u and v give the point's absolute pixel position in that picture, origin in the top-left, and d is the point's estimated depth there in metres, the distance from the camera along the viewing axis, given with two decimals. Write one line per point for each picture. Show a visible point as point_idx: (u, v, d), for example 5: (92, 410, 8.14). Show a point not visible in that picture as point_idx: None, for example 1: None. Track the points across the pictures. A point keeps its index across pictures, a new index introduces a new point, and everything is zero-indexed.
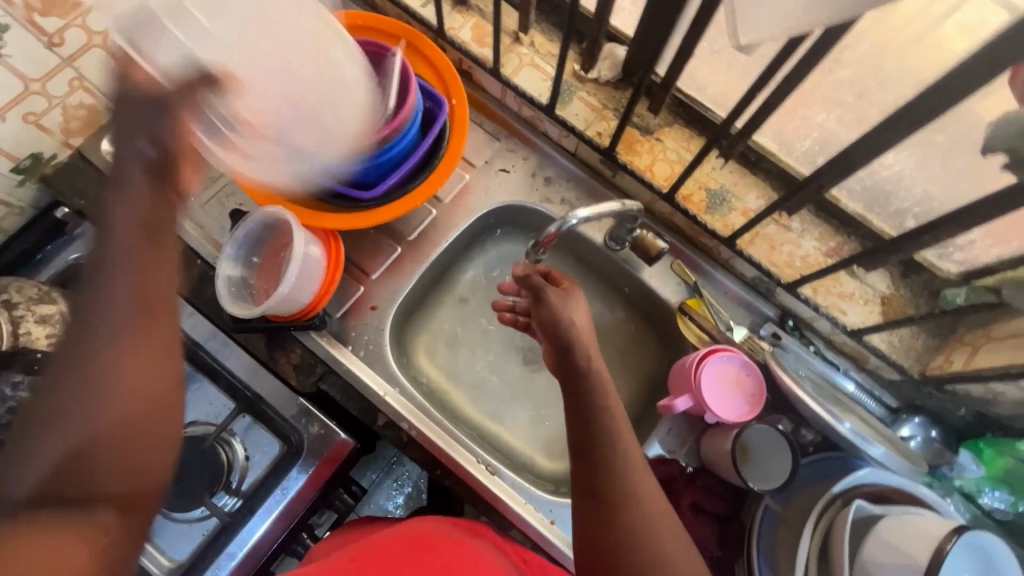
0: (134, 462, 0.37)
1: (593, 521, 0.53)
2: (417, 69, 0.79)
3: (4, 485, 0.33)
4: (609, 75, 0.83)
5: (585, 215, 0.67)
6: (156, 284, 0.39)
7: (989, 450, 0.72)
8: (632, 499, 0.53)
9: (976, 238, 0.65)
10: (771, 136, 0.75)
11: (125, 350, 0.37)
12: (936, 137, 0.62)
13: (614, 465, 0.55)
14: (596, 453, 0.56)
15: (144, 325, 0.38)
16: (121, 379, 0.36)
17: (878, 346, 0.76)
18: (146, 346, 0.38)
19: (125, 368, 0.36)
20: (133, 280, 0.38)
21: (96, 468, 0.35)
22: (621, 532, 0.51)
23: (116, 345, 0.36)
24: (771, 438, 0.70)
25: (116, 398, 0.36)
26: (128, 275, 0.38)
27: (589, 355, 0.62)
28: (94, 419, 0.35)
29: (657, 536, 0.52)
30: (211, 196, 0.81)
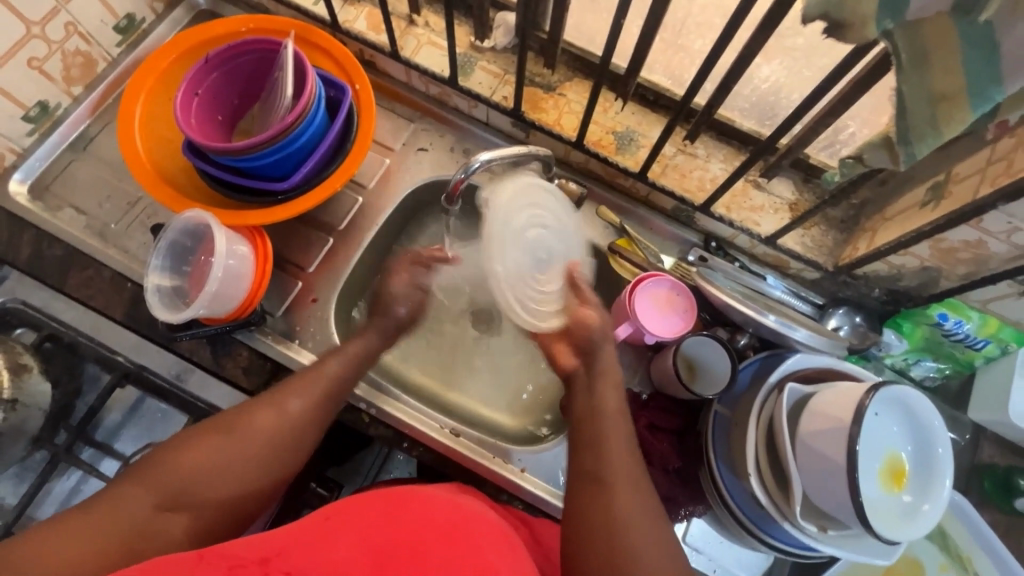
0: (274, 454, 0.62)
1: (580, 488, 0.61)
2: (317, 61, 0.83)
3: (236, 424, 0.62)
4: (505, 42, 0.87)
5: (488, 159, 0.70)
6: (346, 384, 0.70)
7: (907, 323, 0.78)
8: (613, 462, 0.61)
9: (855, 127, 0.74)
10: (661, 72, 0.80)
11: (322, 406, 0.67)
12: (795, 41, 0.73)
13: (602, 432, 0.64)
14: (586, 423, 0.66)
15: (334, 391, 0.69)
16: (311, 422, 0.65)
17: (793, 248, 0.80)
18: (334, 402, 0.68)
19: (316, 419, 0.66)
20: (342, 379, 0.70)
21: (265, 438, 0.62)
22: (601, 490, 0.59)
23: (321, 400, 0.67)
24: (708, 347, 0.76)
25: (295, 432, 0.64)
26: (336, 380, 0.69)
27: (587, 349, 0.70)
28: (279, 435, 0.63)
29: (630, 492, 0.60)
30: (132, 219, 0.84)
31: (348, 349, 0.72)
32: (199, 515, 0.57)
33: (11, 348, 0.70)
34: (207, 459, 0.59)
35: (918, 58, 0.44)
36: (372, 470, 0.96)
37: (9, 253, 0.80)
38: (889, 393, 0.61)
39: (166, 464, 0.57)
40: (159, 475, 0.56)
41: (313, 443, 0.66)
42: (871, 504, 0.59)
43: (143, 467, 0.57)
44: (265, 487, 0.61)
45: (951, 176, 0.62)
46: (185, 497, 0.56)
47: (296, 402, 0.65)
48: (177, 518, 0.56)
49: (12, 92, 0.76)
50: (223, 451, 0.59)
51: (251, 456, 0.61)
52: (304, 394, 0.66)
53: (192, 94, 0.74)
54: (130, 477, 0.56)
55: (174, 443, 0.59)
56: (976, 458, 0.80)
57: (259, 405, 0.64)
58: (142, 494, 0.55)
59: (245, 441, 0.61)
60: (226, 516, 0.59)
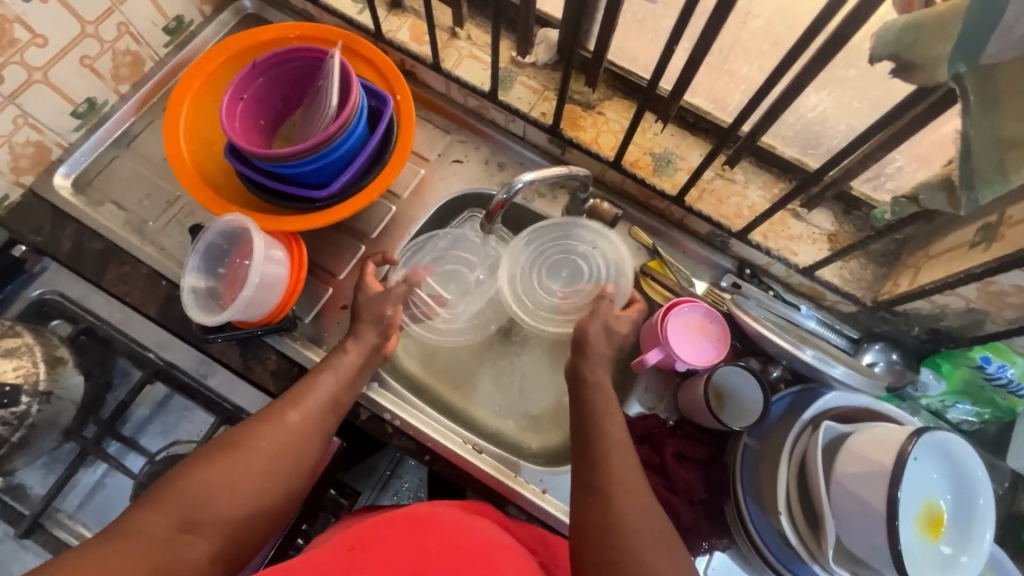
0: (280, 468, 0.62)
1: (590, 518, 0.59)
2: (360, 71, 0.83)
3: (240, 441, 0.62)
4: (546, 58, 0.87)
5: (530, 179, 0.70)
6: (343, 395, 0.70)
7: (946, 364, 0.76)
8: (623, 492, 0.59)
9: (903, 163, 0.70)
10: (703, 96, 0.80)
11: (322, 419, 0.67)
12: (847, 72, 0.67)
13: (607, 460, 0.62)
14: (597, 451, 0.63)
15: (333, 403, 0.69)
16: (312, 435, 0.66)
17: (830, 280, 0.79)
18: (334, 413, 0.69)
19: (319, 431, 0.66)
20: (341, 388, 0.70)
21: (269, 454, 0.62)
22: (616, 521, 0.57)
23: (321, 411, 0.67)
24: (740, 376, 0.75)
25: (298, 445, 0.64)
26: (336, 391, 0.69)
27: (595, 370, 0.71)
28: (282, 451, 0.63)
29: (648, 513, 0.58)
30: (170, 218, 0.85)
31: (341, 356, 0.72)
32: (218, 537, 0.57)
33: (49, 341, 0.71)
34: (214, 480, 0.58)
35: (989, 102, 0.44)
36: (385, 474, 0.95)
37: (50, 245, 0.81)
38: (931, 439, 0.59)
39: (176, 487, 0.57)
40: (173, 500, 0.56)
41: (316, 457, 0.66)
42: (909, 553, 0.57)
43: (156, 493, 0.56)
44: (277, 504, 0.61)
45: (1004, 218, 0.60)
46: (202, 519, 0.56)
47: (295, 414, 0.65)
48: (196, 542, 0.55)
49: (62, 88, 0.78)
50: (229, 470, 0.59)
51: (258, 475, 0.60)
52: (304, 407, 0.66)
53: (237, 99, 0.75)
54: (143, 505, 0.55)
55: (181, 469, 0.58)
56: (1013, 507, 0.77)
57: (260, 420, 0.64)
58: (160, 518, 0.54)
59: (250, 457, 0.61)
60: (241, 534, 0.59)
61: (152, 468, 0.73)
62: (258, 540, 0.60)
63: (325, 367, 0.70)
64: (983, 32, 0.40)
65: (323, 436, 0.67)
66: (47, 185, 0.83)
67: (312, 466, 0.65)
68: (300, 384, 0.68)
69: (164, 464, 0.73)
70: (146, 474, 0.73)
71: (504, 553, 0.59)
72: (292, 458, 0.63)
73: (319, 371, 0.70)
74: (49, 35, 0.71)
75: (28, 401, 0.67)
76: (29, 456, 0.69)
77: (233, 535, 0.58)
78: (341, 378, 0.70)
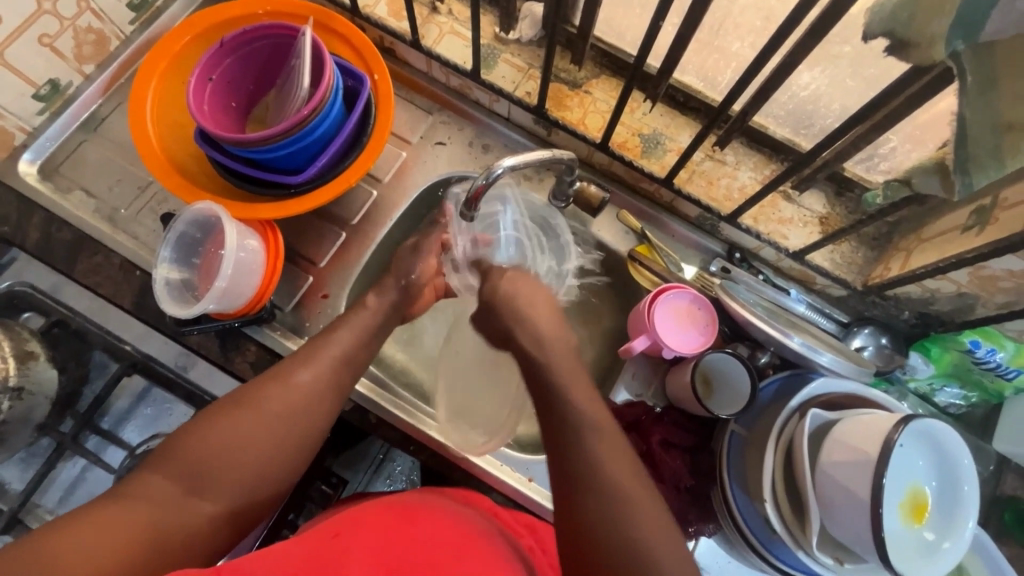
0: (288, 429, 0.60)
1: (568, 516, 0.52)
2: (335, 48, 0.79)
3: (249, 401, 0.60)
4: (531, 34, 0.84)
5: (511, 164, 0.68)
6: (356, 354, 0.68)
7: (935, 348, 0.75)
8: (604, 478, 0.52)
9: (896, 143, 0.68)
10: (693, 73, 0.77)
11: (333, 379, 0.65)
12: (842, 49, 0.64)
13: (590, 439, 0.54)
14: (565, 434, 0.55)
15: (345, 362, 0.67)
16: (322, 395, 0.63)
17: (821, 264, 0.77)
18: (344, 374, 0.67)
19: (330, 391, 0.64)
20: (350, 353, 0.68)
21: (277, 416, 0.60)
22: (596, 505, 0.51)
23: (331, 371, 0.65)
24: (728, 364, 0.74)
25: (308, 405, 0.62)
26: (345, 351, 0.67)
27: (538, 337, 0.63)
28: (292, 410, 0.61)
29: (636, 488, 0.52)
30: (143, 205, 0.82)
31: (355, 317, 0.71)
32: (226, 499, 0.55)
33: (18, 335, 0.69)
34: (220, 440, 0.56)
35: (986, 82, 0.43)
36: (376, 458, 0.91)
37: (17, 235, 0.78)
38: (920, 426, 0.58)
39: (182, 448, 0.56)
40: (179, 460, 0.55)
41: (327, 417, 0.64)
42: (893, 539, 0.57)
43: (164, 454, 0.55)
44: (286, 465, 0.60)
45: (998, 200, 0.58)
46: (211, 481, 0.55)
47: (305, 373, 0.63)
48: (203, 503, 0.54)
49: (22, 70, 0.73)
50: (236, 429, 0.57)
51: (266, 434, 0.59)
52: (313, 366, 0.64)
53: (205, 80, 0.71)
54: (149, 465, 0.54)
55: (189, 427, 0.57)
56: (998, 490, 0.78)
57: (270, 379, 0.62)
58: (167, 479, 0.53)
59: (259, 416, 0.59)
60: (252, 496, 0.58)
61: (133, 462, 0.72)
62: (269, 502, 0.59)
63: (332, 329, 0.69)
64: (982, 10, 0.39)
65: (332, 399, 0.65)
66: (12, 172, 0.79)
67: (323, 425, 0.63)
68: (307, 345, 0.66)
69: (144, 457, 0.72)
70: (127, 468, 0.71)
71: (492, 542, 0.58)
72: (300, 420, 0.61)
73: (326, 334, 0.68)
74: (3, 12, 0.67)
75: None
76: (4, 452, 0.67)
77: (244, 495, 0.57)
78: (348, 343, 0.68)
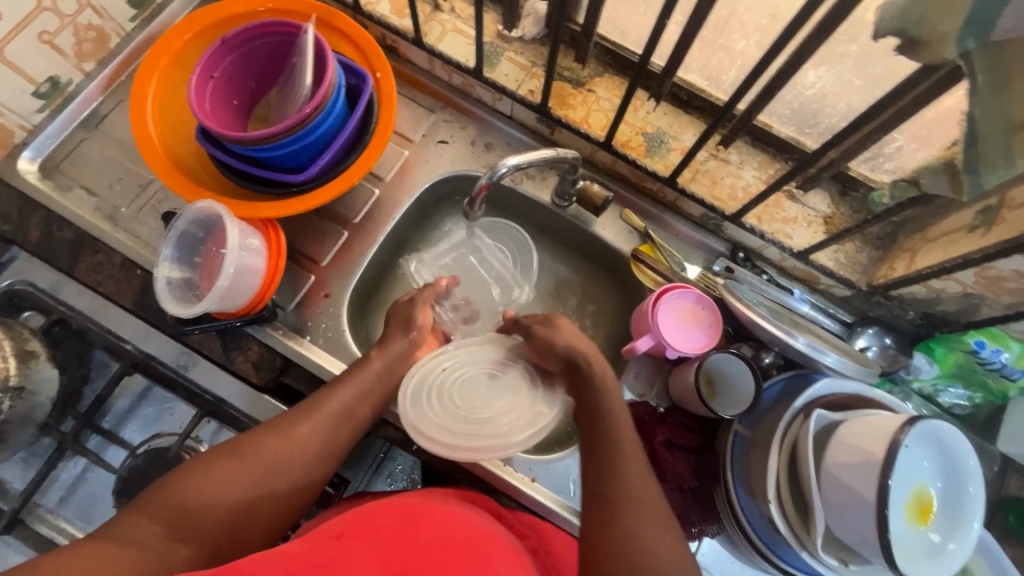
0: (280, 480, 0.60)
1: (594, 526, 0.57)
2: (337, 46, 0.79)
3: (247, 451, 0.60)
4: (534, 32, 0.83)
5: (515, 163, 0.67)
6: (359, 408, 0.68)
7: (940, 348, 0.75)
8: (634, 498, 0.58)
9: (902, 142, 0.67)
10: (697, 72, 0.77)
11: (332, 434, 0.65)
12: (848, 47, 0.63)
13: (622, 475, 0.60)
14: (604, 453, 0.62)
15: (347, 416, 0.66)
16: (321, 450, 0.63)
17: (825, 264, 0.77)
18: (344, 429, 0.66)
19: (328, 447, 0.64)
20: (354, 408, 0.67)
21: (272, 466, 0.60)
22: (620, 531, 0.56)
23: (331, 426, 0.65)
24: (732, 364, 0.74)
25: (305, 458, 0.62)
26: (348, 404, 0.67)
27: (592, 360, 0.68)
28: (289, 462, 0.61)
29: (654, 517, 0.57)
30: (144, 203, 0.82)
31: (361, 368, 0.69)
32: (207, 547, 0.55)
33: (19, 334, 0.69)
34: (209, 489, 0.56)
35: (997, 81, 0.42)
36: (377, 457, 0.89)
37: (17, 233, 0.78)
38: (927, 428, 0.58)
39: (174, 490, 0.56)
40: (169, 502, 0.55)
41: (324, 474, 0.63)
42: (899, 540, 0.57)
43: (155, 494, 0.55)
44: (273, 519, 0.59)
45: (1005, 201, 0.58)
46: (193, 529, 0.54)
47: (305, 427, 0.63)
48: (183, 549, 0.53)
49: (22, 67, 0.73)
50: (231, 477, 0.58)
51: (258, 484, 0.59)
52: (314, 420, 0.64)
53: (207, 77, 0.71)
54: (139, 504, 0.54)
55: (184, 470, 0.57)
56: (1002, 490, 0.78)
57: (271, 430, 0.62)
58: (152, 523, 0.53)
59: (254, 467, 0.59)
60: (230, 550, 0.57)
61: (134, 461, 0.71)
62: (250, 557, 0.58)
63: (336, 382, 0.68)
64: (994, 8, 0.38)
65: (331, 457, 0.64)
66: (12, 170, 0.79)
67: (314, 484, 0.63)
68: (310, 397, 0.66)
69: (146, 457, 0.72)
70: (128, 467, 0.71)
71: (495, 542, 0.58)
72: (294, 472, 0.61)
73: (330, 387, 0.68)
74: (1, 8, 0.66)
75: (0, 397, 0.65)
76: (4, 452, 0.67)
77: (222, 547, 0.56)
78: (353, 397, 0.67)
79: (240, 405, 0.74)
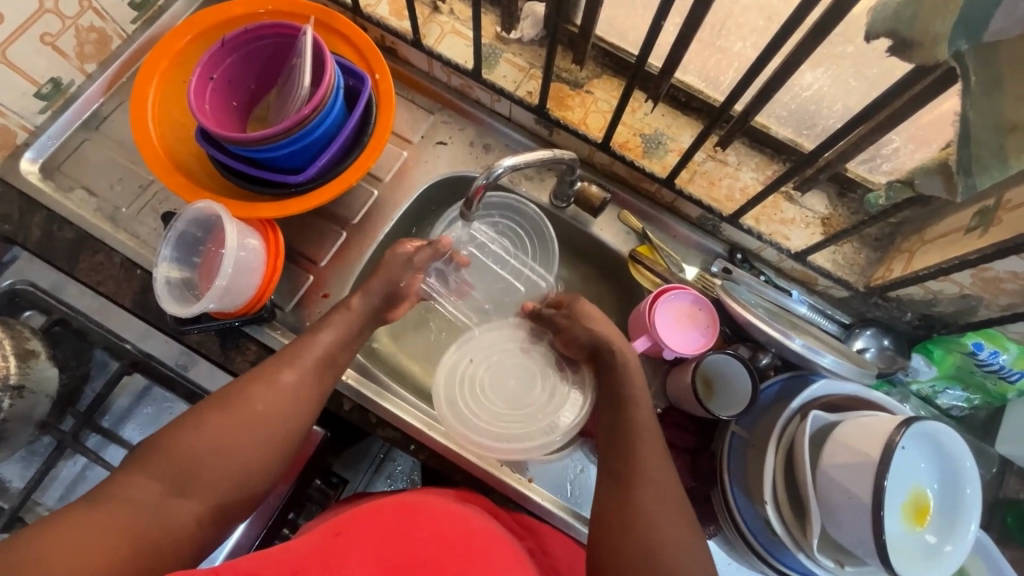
0: (270, 430, 0.61)
1: (609, 514, 0.58)
2: (336, 48, 0.79)
3: (232, 400, 0.60)
4: (532, 34, 0.83)
5: (512, 164, 0.67)
6: (339, 354, 0.69)
7: (938, 350, 0.74)
8: (655, 491, 0.58)
9: (899, 144, 0.67)
10: (695, 73, 0.77)
11: (316, 379, 0.65)
12: (845, 48, 0.64)
13: (641, 461, 0.60)
14: (628, 443, 0.62)
15: (328, 361, 0.67)
16: (306, 395, 0.64)
17: (823, 265, 0.77)
18: (328, 374, 0.67)
19: (313, 392, 0.65)
20: (334, 353, 0.68)
21: (260, 416, 0.60)
22: (638, 519, 0.56)
23: (315, 371, 0.66)
24: (730, 364, 0.73)
25: (292, 406, 0.63)
26: (329, 351, 0.68)
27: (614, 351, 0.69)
28: (276, 410, 0.61)
29: (671, 505, 0.58)
30: (144, 204, 0.82)
31: (340, 315, 0.70)
32: (208, 499, 0.56)
33: (19, 333, 0.69)
34: (203, 442, 0.57)
35: (990, 82, 0.43)
36: (376, 458, 0.91)
37: (18, 234, 0.78)
38: (923, 429, 0.58)
39: (165, 448, 0.56)
40: (162, 461, 0.55)
41: (311, 418, 0.64)
42: (894, 541, 0.57)
43: (145, 454, 0.56)
44: (270, 467, 0.60)
45: (1002, 202, 0.58)
46: (193, 481, 0.55)
47: (289, 372, 0.64)
48: (185, 504, 0.54)
49: (24, 68, 0.73)
50: (219, 428, 0.58)
51: (250, 435, 0.59)
52: (297, 366, 0.65)
53: (207, 78, 0.71)
54: (131, 467, 0.55)
55: (171, 426, 0.58)
56: (1000, 492, 0.78)
57: (253, 378, 0.62)
58: (150, 480, 0.54)
59: (242, 417, 0.59)
60: (230, 498, 0.58)
61: None
62: (251, 505, 0.60)
63: (315, 328, 0.69)
64: (985, 9, 0.39)
65: (315, 402, 0.65)
66: (14, 171, 0.79)
67: (306, 427, 0.64)
68: (291, 344, 0.67)
69: None
70: None
71: (493, 541, 0.58)
72: (283, 422, 0.62)
73: (309, 333, 0.68)
74: (4, 10, 0.67)
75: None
76: (3, 450, 0.67)
77: (224, 497, 0.57)
78: (334, 343, 0.68)
79: None
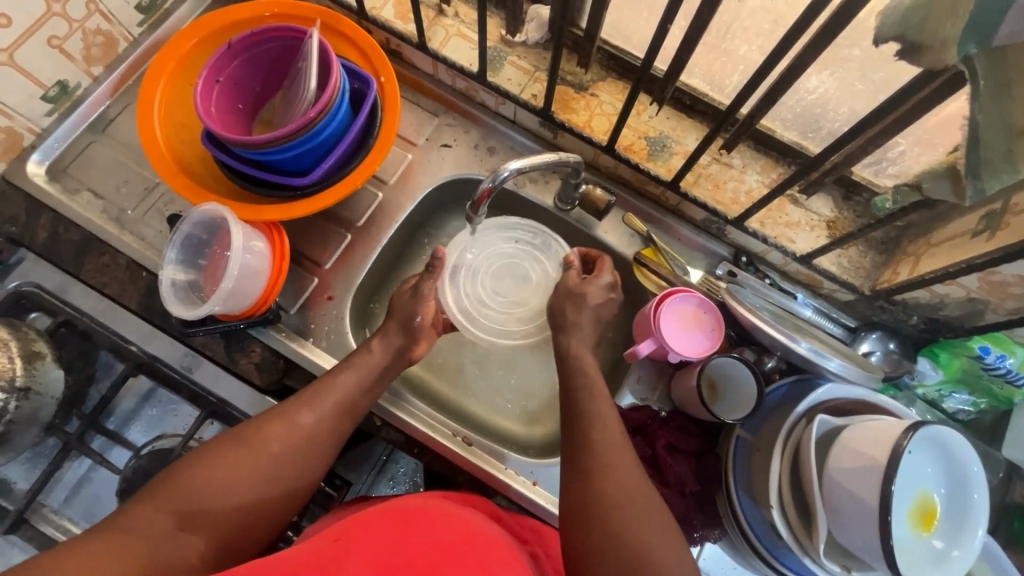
0: (284, 471, 0.62)
1: (572, 501, 0.59)
2: (341, 50, 0.80)
3: (251, 440, 0.62)
4: (537, 36, 0.83)
5: (517, 167, 0.67)
6: (360, 399, 0.70)
7: (944, 354, 0.74)
8: (611, 475, 0.59)
9: (905, 147, 0.67)
10: (700, 76, 0.77)
11: (334, 423, 0.67)
12: (851, 52, 0.63)
13: (593, 444, 0.62)
14: (584, 434, 0.63)
15: (348, 405, 0.69)
16: (322, 438, 0.65)
17: (828, 268, 0.77)
18: (346, 418, 0.68)
19: (330, 435, 0.66)
20: (355, 398, 0.69)
21: (277, 456, 0.62)
22: (596, 501, 0.57)
23: (335, 415, 0.67)
24: (734, 368, 0.74)
25: (308, 448, 0.64)
26: (349, 396, 0.69)
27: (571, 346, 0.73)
28: (293, 451, 0.63)
29: (633, 486, 0.58)
30: (150, 206, 0.83)
31: (362, 358, 0.71)
32: (216, 535, 0.57)
33: (25, 335, 0.70)
34: (220, 477, 0.58)
35: (998, 85, 0.43)
36: (380, 460, 0.89)
37: (25, 235, 0.79)
38: (929, 434, 0.58)
39: (182, 481, 0.57)
40: (176, 494, 0.56)
41: (324, 461, 0.66)
42: (901, 548, 0.56)
43: (161, 486, 0.56)
44: (279, 506, 0.62)
45: (1009, 206, 0.57)
46: (205, 516, 0.56)
47: (308, 415, 0.65)
48: (194, 539, 0.55)
49: (31, 71, 0.74)
50: (237, 466, 0.59)
51: (267, 475, 0.61)
52: (317, 408, 0.66)
53: (212, 82, 0.71)
54: (147, 496, 0.55)
55: (190, 460, 0.59)
56: (1006, 497, 0.77)
57: (273, 418, 0.64)
58: (163, 511, 0.54)
59: (261, 457, 0.61)
60: (237, 534, 0.59)
61: (138, 462, 0.72)
62: (256, 543, 0.61)
63: (336, 371, 0.70)
64: (994, 13, 0.38)
65: (331, 445, 0.66)
66: (21, 173, 0.80)
67: (320, 468, 0.65)
68: (311, 387, 0.68)
69: (149, 458, 0.72)
70: (132, 468, 0.71)
71: (494, 547, 0.58)
72: (298, 464, 0.63)
73: (330, 377, 0.69)
74: (12, 13, 0.67)
75: (6, 397, 0.66)
76: (9, 452, 0.68)
77: (231, 534, 0.58)
78: (354, 389, 0.69)
79: (243, 407, 0.74)
